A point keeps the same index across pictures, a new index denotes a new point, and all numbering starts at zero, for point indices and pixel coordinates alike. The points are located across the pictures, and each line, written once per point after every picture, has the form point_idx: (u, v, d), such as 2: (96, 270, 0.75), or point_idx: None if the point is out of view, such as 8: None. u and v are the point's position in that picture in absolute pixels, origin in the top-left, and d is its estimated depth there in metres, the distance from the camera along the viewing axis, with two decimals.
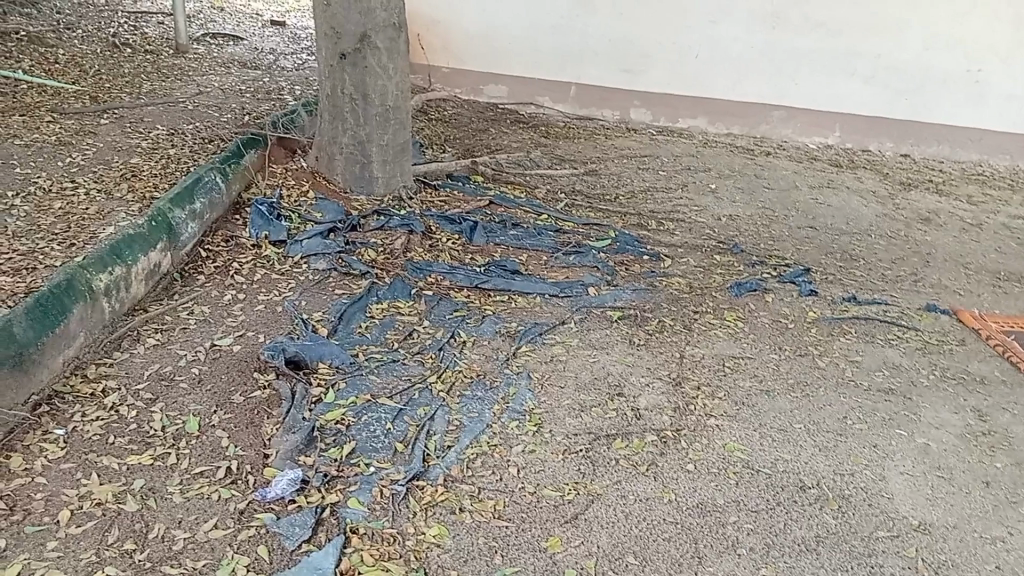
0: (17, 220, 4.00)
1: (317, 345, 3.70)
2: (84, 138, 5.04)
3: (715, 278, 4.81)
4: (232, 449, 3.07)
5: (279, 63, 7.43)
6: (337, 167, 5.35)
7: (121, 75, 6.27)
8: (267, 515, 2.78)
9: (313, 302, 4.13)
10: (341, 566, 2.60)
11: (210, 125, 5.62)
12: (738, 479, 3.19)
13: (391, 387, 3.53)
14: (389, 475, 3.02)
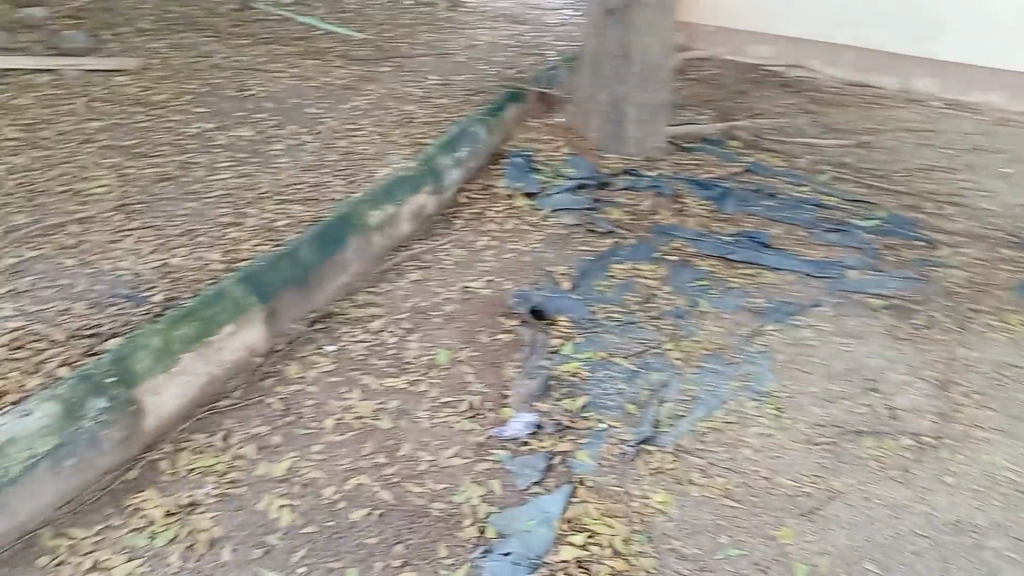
0: (308, 153, 4.41)
1: (560, 299, 3.79)
2: (369, 84, 5.47)
3: (1001, 274, 4.23)
4: (475, 386, 3.23)
5: (544, 19, 7.53)
6: (592, 124, 5.35)
7: (402, 27, 6.71)
8: (502, 452, 2.93)
9: (558, 254, 4.22)
10: (566, 514, 2.70)
11: (478, 78, 5.87)
12: (1010, 503, 2.84)
13: (627, 348, 3.53)
14: (619, 435, 3.04)
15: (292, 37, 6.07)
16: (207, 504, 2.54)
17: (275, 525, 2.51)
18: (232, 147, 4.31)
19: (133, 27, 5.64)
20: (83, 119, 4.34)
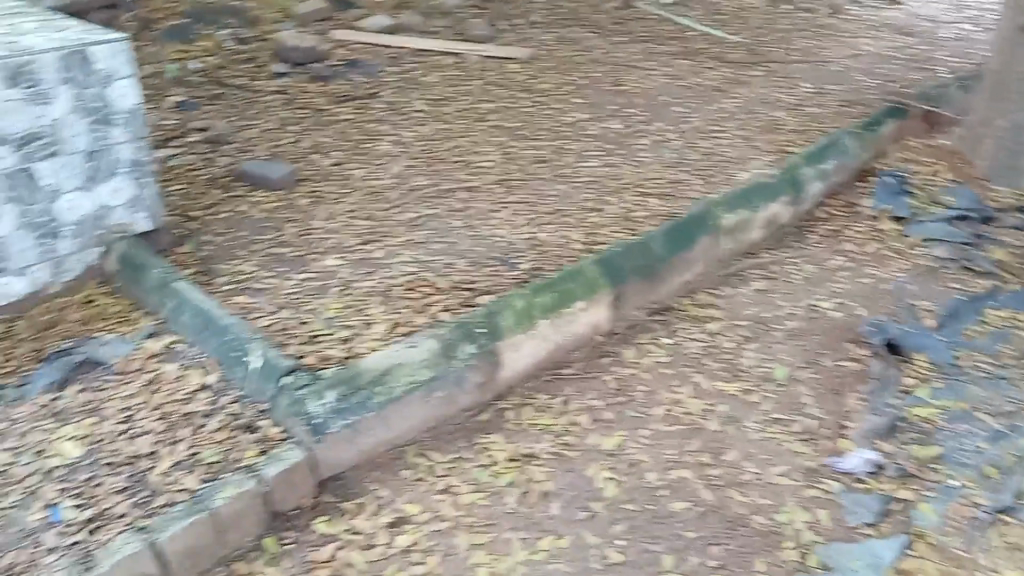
0: (671, 151, 4.40)
1: (920, 336, 3.46)
2: (737, 87, 5.39)
3: None
4: (811, 410, 3.06)
5: (937, 31, 6.84)
6: (983, 151, 4.76)
7: (777, 32, 6.52)
8: (835, 484, 2.75)
9: (924, 288, 3.84)
10: (900, 564, 2.47)
11: (855, 90, 5.51)
12: None
13: (996, 404, 3.12)
14: (972, 496, 2.71)
15: (666, 36, 6.20)
16: (544, 459, 2.68)
17: (600, 494, 2.59)
18: (602, 136, 4.50)
19: (527, 19, 6.16)
20: (478, 100, 4.86)
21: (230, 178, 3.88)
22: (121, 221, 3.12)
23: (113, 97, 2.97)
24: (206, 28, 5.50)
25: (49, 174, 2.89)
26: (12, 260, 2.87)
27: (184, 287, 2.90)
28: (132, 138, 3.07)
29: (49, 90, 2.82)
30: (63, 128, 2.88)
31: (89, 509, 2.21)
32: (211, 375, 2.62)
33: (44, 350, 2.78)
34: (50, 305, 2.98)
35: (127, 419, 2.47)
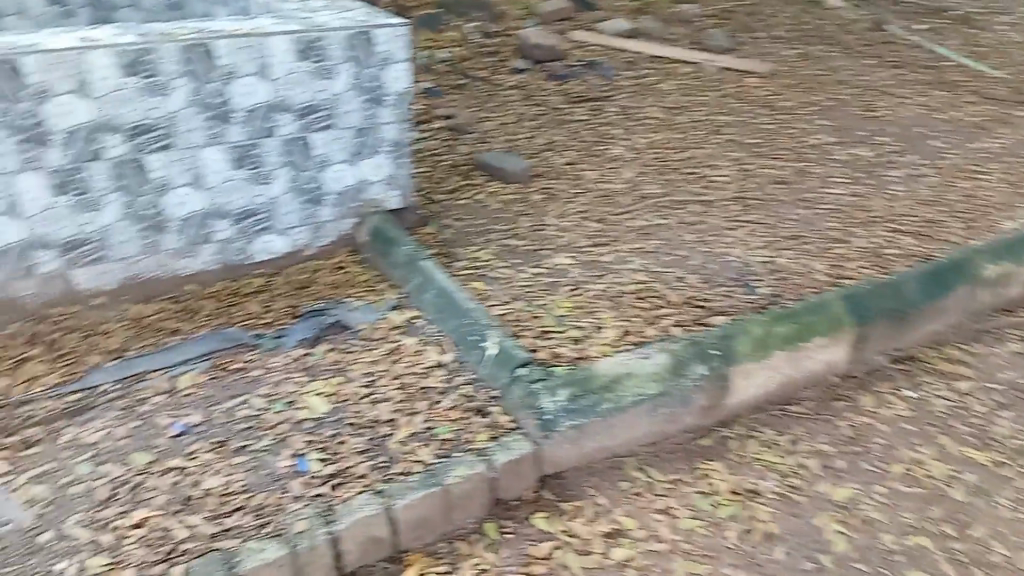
0: (926, 186, 4.06)
1: None
2: (1005, 125, 4.87)
3: None
4: None
5: None
6: None
7: None
8: None
9: None
10: None
11: None
12: None
13: None
14: None
15: (924, 63, 5.72)
16: (769, 498, 2.52)
17: (828, 547, 2.40)
18: (848, 164, 4.22)
19: (771, 34, 5.90)
20: (715, 112, 4.71)
21: (470, 167, 4.01)
22: (376, 196, 3.28)
23: (387, 78, 3.12)
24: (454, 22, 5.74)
25: (322, 145, 3.08)
26: (280, 219, 3.09)
27: (430, 268, 3.04)
28: (398, 118, 3.20)
29: (334, 66, 3.00)
30: (341, 103, 3.06)
31: (332, 464, 2.30)
32: (447, 354, 2.74)
33: (299, 308, 2.94)
34: (305, 266, 3.18)
35: (369, 384, 2.60)
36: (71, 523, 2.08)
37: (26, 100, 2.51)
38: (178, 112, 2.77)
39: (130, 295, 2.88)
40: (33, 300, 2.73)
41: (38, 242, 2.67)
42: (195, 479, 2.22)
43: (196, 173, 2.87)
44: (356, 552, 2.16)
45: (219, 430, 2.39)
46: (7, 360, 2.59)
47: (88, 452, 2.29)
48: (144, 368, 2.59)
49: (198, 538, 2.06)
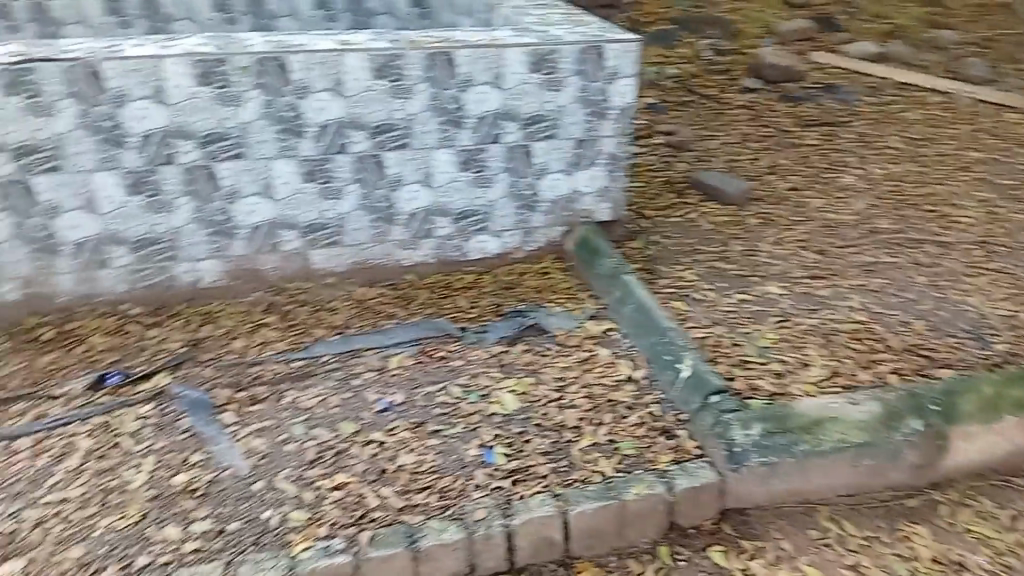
0: None
1: None
2: None
3: None
4: None
5: None
6: None
7: None
8: None
9: None
10: None
11: None
12: None
13: None
14: None
15: None
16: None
17: None
18: None
19: None
20: (967, 146, 4.29)
21: (686, 185, 3.96)
22: (588, 207, 3.34)
23: (613, 93, 3.16)
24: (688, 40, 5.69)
25: (543, 154, 3.18)
26: (494, 221, 3.23)
27: (633, 284, 3.04)
28: (618, 132, 3.24)
29: (563, 78, 3.08)
30: (565, 115, 3.14)
31: (515, 461, 2.38)
32: (640, 370, 2.73)
33: (503, 307, 3.06)
34: (513, 267, 3.30)
35: (559, 388, 2.66)
36: (282, 478, 2.29)
37: (290, 95, 2.80)
38: (417, 114, 2.96)
39: (356, 278, 3.15)
40: (276, 273, 3.06)
41: (285, 222, 2.99)
42: (391, 454, 2.39)
43: (426, 172, 3.06)
44: (530, 550, 2.21)
45: (417, 411, 2.55)
46: (249, 323, 2.91)
47: (303, 414, 2.52)
48: (359, 345, 2.82)
49: (387, 509, 2.21)
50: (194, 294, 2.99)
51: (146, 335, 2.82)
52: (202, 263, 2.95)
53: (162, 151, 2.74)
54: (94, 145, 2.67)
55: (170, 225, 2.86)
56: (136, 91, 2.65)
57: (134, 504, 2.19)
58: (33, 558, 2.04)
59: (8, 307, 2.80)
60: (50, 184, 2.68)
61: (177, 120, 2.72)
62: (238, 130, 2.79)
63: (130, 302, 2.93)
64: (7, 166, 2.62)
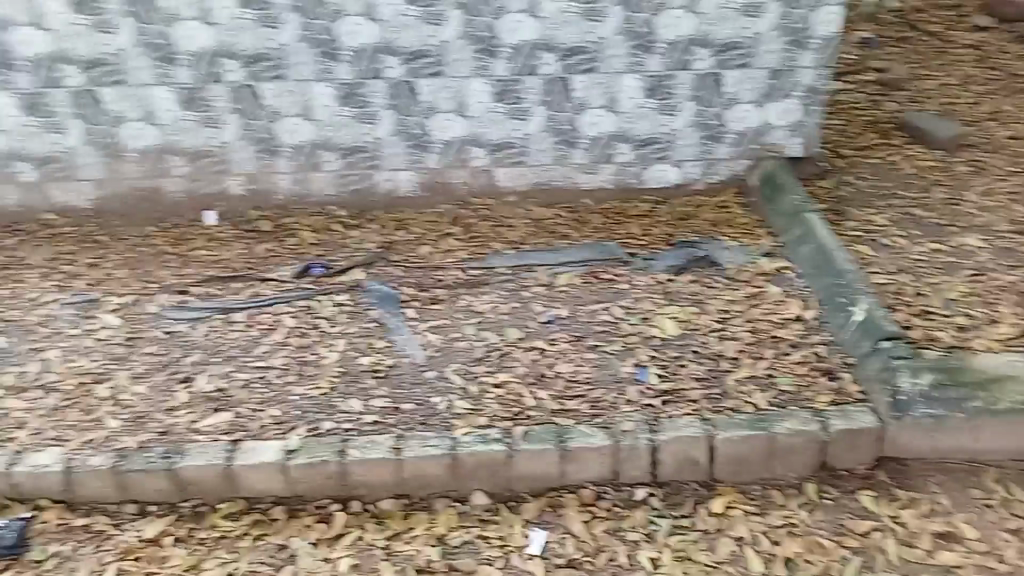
0: None
1: None
2: None
3: None
4: None
5: None
6: None
7: None
8: None
9: None
10: None
11: None
12: None
13: None
14: None
15: None
16: None
17: None
18: None
19: None
20: None
21: (892, 126, 3.71)
22: (776, 141, 3.24)
23: (816, 22, 3.01)
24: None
25: (734, 83, 3.11)
26: (676, 151, 3.23)
27: (814, 221, 2.94)
28: (817, 64, 3.09)
29: (763, 5, 2.97)
30: (762, 43, 3.04)
31: (669, 382, 2.44)
32: (809, 311, 2.68)
33: (675, 237, 3.08)
34: (691, 199, 3.30)
35: (723, 319, 2.67)
36: (452, 369, 2.53)
37: (488, 16, 2.92)
38: (608, 38, 2.99)
39: (537, 198, 3.29)
40: (464, 188, 3.26)
41: (475, 140, 3.16)
42: (551, 362, 2.54)
43: (612, 97, 3.10)
44: (672, 466, 2.28)
45: (580, 326, 2.67)
46: (436, 233, 3.15)
47: (475, 317, 2.74)
48: (533, 261, 2.97)
49: (542, 409, 2.36)
50: (391, 202, 3.26)
51: (348, 235, 3.14)
52: (399, 173, 3.21)
53: (370, 66, 2.98)
54: (313, 58, 2.95)
55: (373, 136, 3.12)
56: (351, 8, 2.88)
57: (326, 377, 2.49)
58: (240, 412, 2.36)
59: (236, 199, 3.21)
60: (275, 91, 3.00)
61: (385, 37, 2.93)
62: (438, 49, 2.97)
63: (336, 205, 3.25)
64: (240, 72, 2.96)
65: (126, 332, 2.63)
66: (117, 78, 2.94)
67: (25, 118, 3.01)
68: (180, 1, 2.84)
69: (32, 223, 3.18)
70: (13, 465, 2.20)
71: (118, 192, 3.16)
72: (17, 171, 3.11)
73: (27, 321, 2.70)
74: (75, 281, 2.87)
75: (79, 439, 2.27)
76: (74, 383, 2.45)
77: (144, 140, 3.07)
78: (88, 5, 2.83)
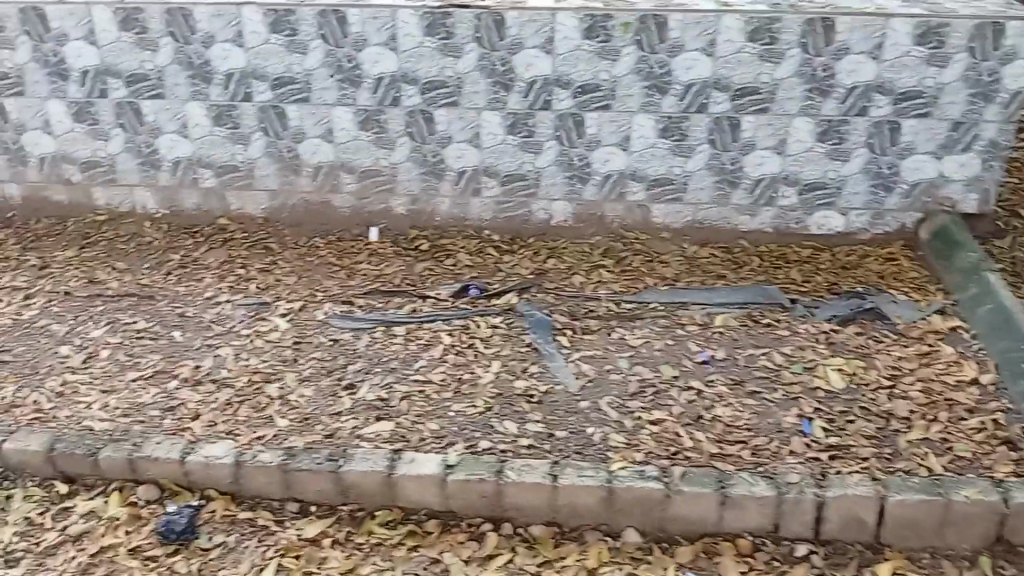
0: None
1: None
2: None
3: None
4: None
5: None
6: None
7: None
8: None
9: None
10: None
11: None
12: None
13: None
14: None
15: None
16: None
17: None
18: None
19: None
20: None
21: None
22: (951, 195, 3.11)
23: (1006, 75, 2.89)
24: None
25: (911, 133, 3.01)
26: (843, 198, 3.15)
27: (994, 281, 2.78)
28: (1003, 118, 2.96)
29: (951, 53, 2.87)
30: (945, 93, 2.93)
31: (835, 436, 2.35)
32: (987, 375, 2.54)
33: (838, 286, 2.98)
34: (854, 249, 3.20)
35: (892, 376, 2.56)
36: (607, 401, 2.49)
37: (663, 52, 2.94)
38: (783, 80, 2.95)
39: (691, 237, 3.26)
40: (618, 221, 3.27)
41: (635, 174, 3.17)
42: (708, 404, 2.48)
43: (781, 139, 3.06)
44: (836, 524, 2.18)
45: (738, 370, 2.60)
46: (589, 263, 3.16)
47: (629, 350, 2.71)
48: (689, 299, 2.93)
49: (700, 451, 2.31)
50: (546, 229, 3.30)
51: (503, 260, 3.18)
52: (556, 203, 3.25)
53: (541, 97, 3.05)
54: (487, 86, 3.05)
55: (535, 165, 3.18)
56: (529, 40, 2.96)
57: (481, 397, 2.51)
58: (400, 422, 2.41)
59: (397, 217, 3.34)
60: (447, 117, 3.12)
61: (559, 69, 3.00)
62: (610, 83, 3.00)
63: (491, 229, 3.33)
64: (417, 97, 3.09)
65: (293, 336, 2.76)
66: (301, 97, 3.13)
67: (214, 129, 3.23)
68: (369, 27, 2.99)
69: (208, 226, 3.39)
70: (190, 453, 2.30)
71: (289, 203, 3.35)
72: (201, 177, 3.35)
73: (204, 318, 2.86)
74: (247, 283, 3.04)
75: (250, 434, 2.38)
76: (245, 380, 2.57)
77: (321, 156, 3.25)
78: (284, 25, 3.02)
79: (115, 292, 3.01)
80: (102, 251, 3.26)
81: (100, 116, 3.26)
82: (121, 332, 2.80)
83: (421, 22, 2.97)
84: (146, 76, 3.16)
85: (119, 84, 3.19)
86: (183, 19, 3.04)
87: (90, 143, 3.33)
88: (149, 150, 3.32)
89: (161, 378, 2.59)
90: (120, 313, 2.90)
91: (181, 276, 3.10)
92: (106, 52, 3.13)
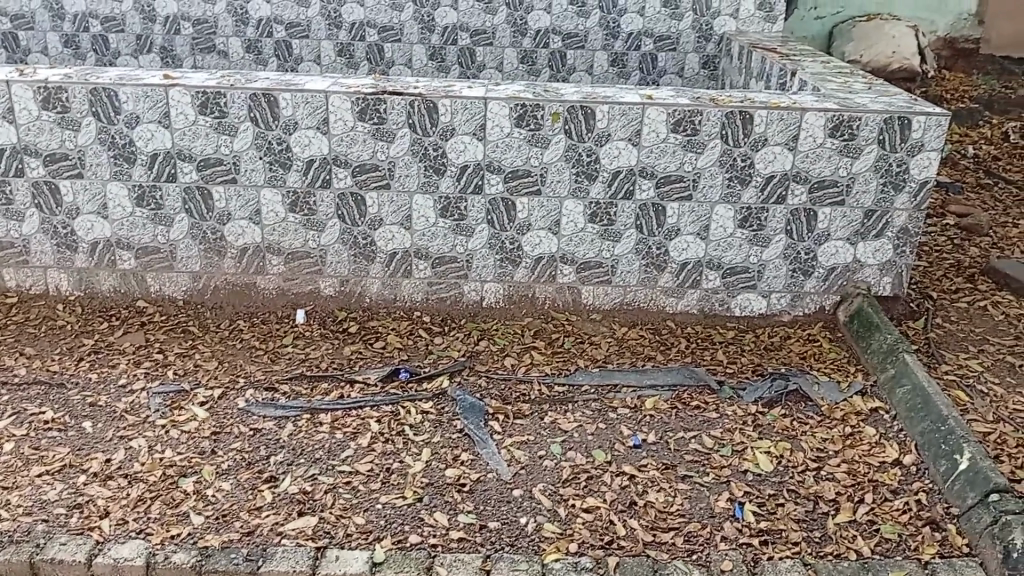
0: None
1: None
2: None
3: None
4: None
5: None
6: None
7: None
8: None
9: None
10: None
11: None
12: None
13: None
14: None
15: None
16: None
17: None
18: None
19: None
20: None
21: (977, 271, 3.66)
22: (867, 279, 3.25)
23: (913, 165, 3.06)
24: (988, 136, 5.36)
25: (826, 220, 3.15)
26: (764, 281, 3.26)
27: (910, 362, 2.86)
28: (912, 206, 3.12)
29: (861, 145, 3.04)
30: (858, 182, 3.09)
31: (765, 520, 2.36)
32: (908, 456, 2.59)
33: (763, 367, 3.05)
34: (776, 329, 3.29)
35: (818, 458, 2.60)
36: (540, 489, 2.45)
37: (591, 141, 3.02)
38: (705, 169, 3.06)
39: (620, 318, 3.30)
40: (550, 302, 3.30)
41: (565, 257, 3.21)
42: (641, 489, 2.45)
43: (704, 225, 3.15)
44: None
45: (670, 454, 2.60)
46: (520, 344, 3.15)
47: (560, 435, 2.67)
48: (619, 381, 2.94)
49: (633, 540, 2.27)
50: (477, 310, 3.31)
51: (433, 341, 3.15)
52: (487, 284, 3.27)
53: (473, 181, 3.08)
54: (419, 170, 3.06)
55: (467, 248, 3.20)
56: (461, 127, 3.00)
57: (410, 487, 2.43)
58: (324, 517, 2.30)
59: (325, 298, 3.30)
60: (378, 199, 3.12)
61: (490, 155, 3.04)
62: (540, 169, 3.06)
63: (422, 310, 3.31)
64: (348, 179, 3.08)
65: (212, 426, 2.65)
66: (230, 179, 3.09)
67: (136, 210, 3.15)
68: (300, 111, 2.99)
69: (126, 308, 3.27)
70: (95, 556, 2.15)
71: (212, 285, 3.27)
72: (119, 259, 3.24)
73: (117, 407, 2.72)
74: (164, 369, 2.92)
75: (163, 532, 2.23)
76: (159, 474, 2.43)
77: (247, 238, 3.19)
78: (213, 107, 2.99)
79: (22, 379, 2.84)
80: (10, 335, 3.09)
81: (15, 196, 3.14)
82: (26, 423, 2.63)
83: (353, 108, 2.98)
84: (67, 155, 3.07)
85: (38, 162, 3.08)
86: (107, 98, 2.98)
87: (3, 223, 3.20)
88: (66, 230, 3.20)
89: (68, 473, 2.43)
90: (27, 402, 2.73)
91: (93, 361, 2.95)
92: (24, 130, 3.03)
